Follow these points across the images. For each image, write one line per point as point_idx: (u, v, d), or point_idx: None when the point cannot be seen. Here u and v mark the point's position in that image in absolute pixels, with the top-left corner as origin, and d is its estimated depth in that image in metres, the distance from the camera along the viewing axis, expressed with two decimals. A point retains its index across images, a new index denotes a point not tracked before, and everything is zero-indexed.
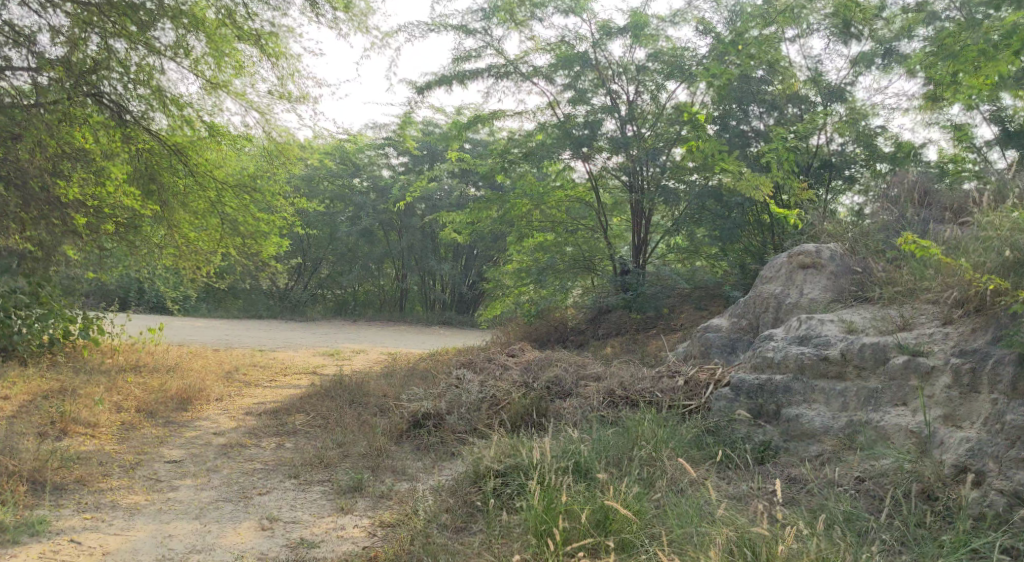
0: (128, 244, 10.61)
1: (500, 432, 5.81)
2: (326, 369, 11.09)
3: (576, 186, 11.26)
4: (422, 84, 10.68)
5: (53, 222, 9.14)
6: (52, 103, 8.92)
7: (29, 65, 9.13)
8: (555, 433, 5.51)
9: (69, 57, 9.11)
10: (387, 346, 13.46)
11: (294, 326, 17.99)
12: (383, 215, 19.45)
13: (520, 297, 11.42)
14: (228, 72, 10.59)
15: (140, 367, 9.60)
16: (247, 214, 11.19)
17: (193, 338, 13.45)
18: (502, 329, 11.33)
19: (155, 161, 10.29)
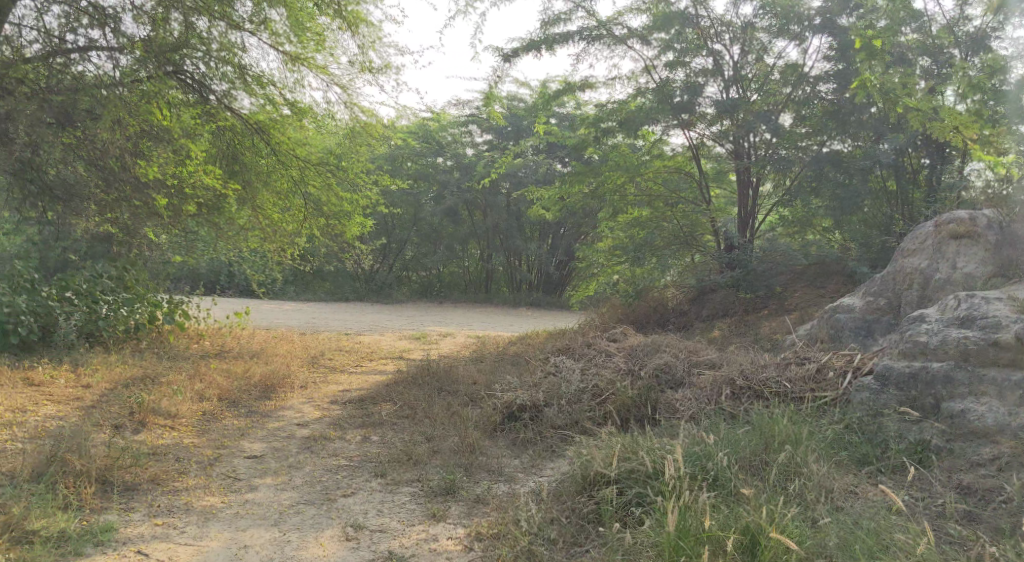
0: (212, 225, 10.37)
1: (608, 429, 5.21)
2: (413, 353, 10.66)
3: (673, 156, 10.66)
4: (509, 52, 10.06)
5: (134, 204, 9.20)
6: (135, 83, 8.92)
7: (111, 46, 8.93)
8: (672, 432, 4.89)
9: (153, 36, 8.92)
10: (474, 329, 13.00)
11: (382, 310, 17.53)
12: (467, 193, 19.05)
13: (615, 277, 10.74)
14: (312, 49, 10.27)
15: (224, 353, 9.31)
16: (331, 194, 10.70)
17: (280, 321, 13.24)
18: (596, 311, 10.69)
19: (237, 140, 10.06)
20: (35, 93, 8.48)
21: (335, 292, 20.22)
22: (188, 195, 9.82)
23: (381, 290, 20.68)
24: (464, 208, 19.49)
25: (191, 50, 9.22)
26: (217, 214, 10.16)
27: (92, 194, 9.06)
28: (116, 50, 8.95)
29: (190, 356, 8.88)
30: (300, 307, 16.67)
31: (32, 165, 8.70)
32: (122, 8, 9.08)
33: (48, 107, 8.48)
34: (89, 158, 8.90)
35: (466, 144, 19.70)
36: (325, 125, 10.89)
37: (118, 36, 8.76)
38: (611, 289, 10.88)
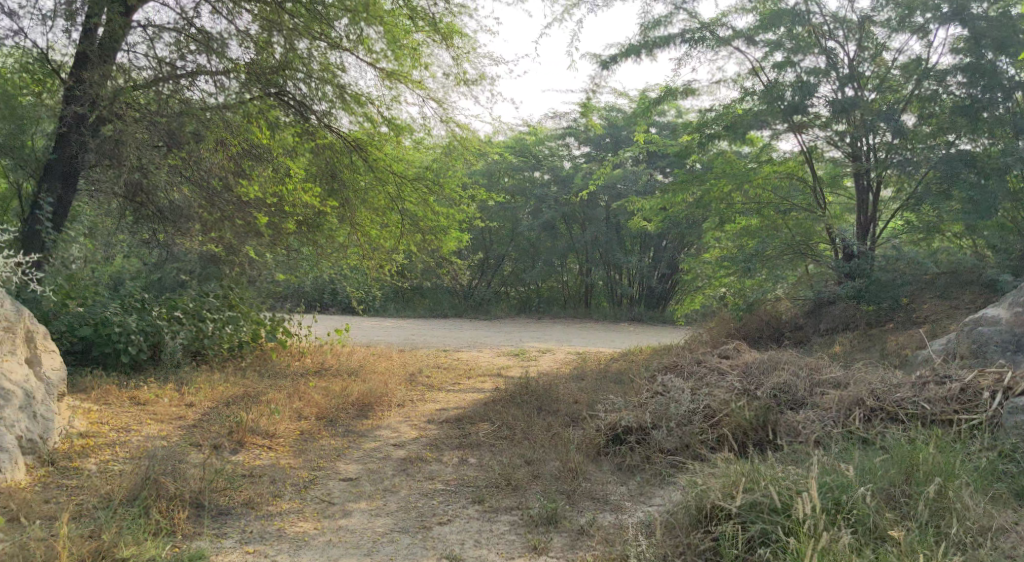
0: (312, 244, 10.25)
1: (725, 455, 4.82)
2: (512, 371, 10.39)
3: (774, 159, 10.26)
4: (607, 58, 9.80)
5: (236, 223, 9.32)
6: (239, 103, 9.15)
7: (217, 69, 9.08)
8: (799, 460, 4.46)
9: (258, 62, 9.16)
10: (575, 344, 12.67)
11: (482, 326, 17.36)
12: (565, 207, 18.78)
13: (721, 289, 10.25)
14: (405, 58, 10.10)
15: (324, 371, 9.24)
16: (427, 208, 10.55)
17: (379, 338, 13.20)
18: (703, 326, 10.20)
19: (336, 158, 10.04)
20: (145, 119, 8.63)
21: (435, 309, 20.20)
22: (289, 213, 9.88)
23: (480, 306, 20.56)
24: (562, 222, 19.28)
25: (294, 71, 9.31)
26: (317, 231, 10.19)
27: (196, 216, 9.12)
28: (222, 75, 9.09)
29: (291, 374, 8.82)
30: (400, 323, 16.66)
31: (144, 192, 8.93)
32: (228, 34, 9.27)
33: (155, 129, 8.66)
34: (194, 180, 9.04)
35: (563, 157, 19.46)
36: (423, 142, 10.82)
37: (223, 58, 8.92)
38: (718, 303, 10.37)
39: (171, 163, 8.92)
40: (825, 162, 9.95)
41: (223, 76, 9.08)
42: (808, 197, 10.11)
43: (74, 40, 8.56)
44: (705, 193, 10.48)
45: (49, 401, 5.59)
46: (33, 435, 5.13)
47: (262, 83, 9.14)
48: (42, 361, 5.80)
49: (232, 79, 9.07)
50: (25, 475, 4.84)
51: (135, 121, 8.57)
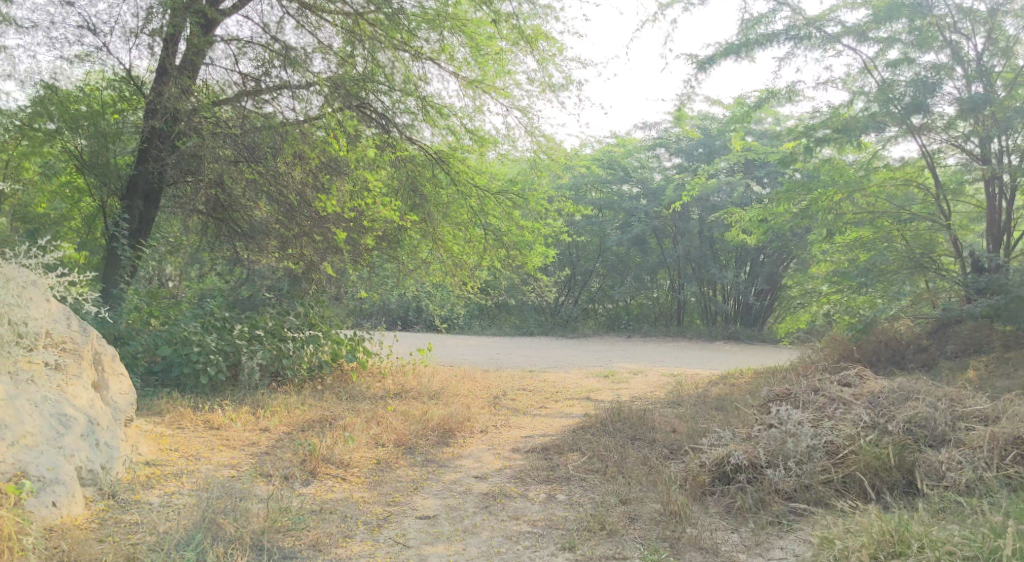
0: (394, 260, 10.00)
1: (862, 511, 4.17)
2: (601, 394, 9.78)
3: (890, 167, 9.58)
4: (703, 59, 9.37)
5: (314, 239, 8.95)
6: (315, 119, 8.89)
7: (298, 82, 8.73)
8: (955, 525, 3.82)
9: (340, 74, 8.91)
10: (669, 365, 11.95)
11: (570, 344, 16.78)
12: (656, 220, 18.11)
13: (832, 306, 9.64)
14: (489, 65, 9.71)
15: (405, 393, 8.81)
16: (510, 222, 10.17)
17: (463, 358, 12.76)
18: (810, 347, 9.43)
19: (418, 172, 9.66)
20: (224, 135, 8.40)
21: (521, 326, 19.78)
22: (368, 228, 9.29)
23: (568, 323, 20.05)
24: (652, 236, 18.58)
25: (376, 84, 9.07)
26: (399, 247, 9.94)
27: (275, 231, 8.82)
28: (308, 89, 8.78)
29: (369, 397, 8.39)
30: (485, 342, 16.20)
31: (225, 208, 8.73)
32: (312, 49, 8.97)
33: (232, 144, 8.42)
34: (274, 196, 8.68)
35: (654, 169, 18.81)
36: (509, 154, 10.39)
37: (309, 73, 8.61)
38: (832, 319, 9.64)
39: (247, 177, 8.57)
40: (949, 167, 9.18)
41: (305, 89, 8.75)
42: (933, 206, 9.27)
43: (154, 56, 8.42)
44: (814, 204, 9.72)
45: (116, 427, 5.31)
46: (93, 467, 4.77)
47: (346, 99, 8.85)
48: (110, 384, 5.51)
49: (320, 93, 8.79)
50: (83, 509, 4.50)
51: (212, 135, 8.36)
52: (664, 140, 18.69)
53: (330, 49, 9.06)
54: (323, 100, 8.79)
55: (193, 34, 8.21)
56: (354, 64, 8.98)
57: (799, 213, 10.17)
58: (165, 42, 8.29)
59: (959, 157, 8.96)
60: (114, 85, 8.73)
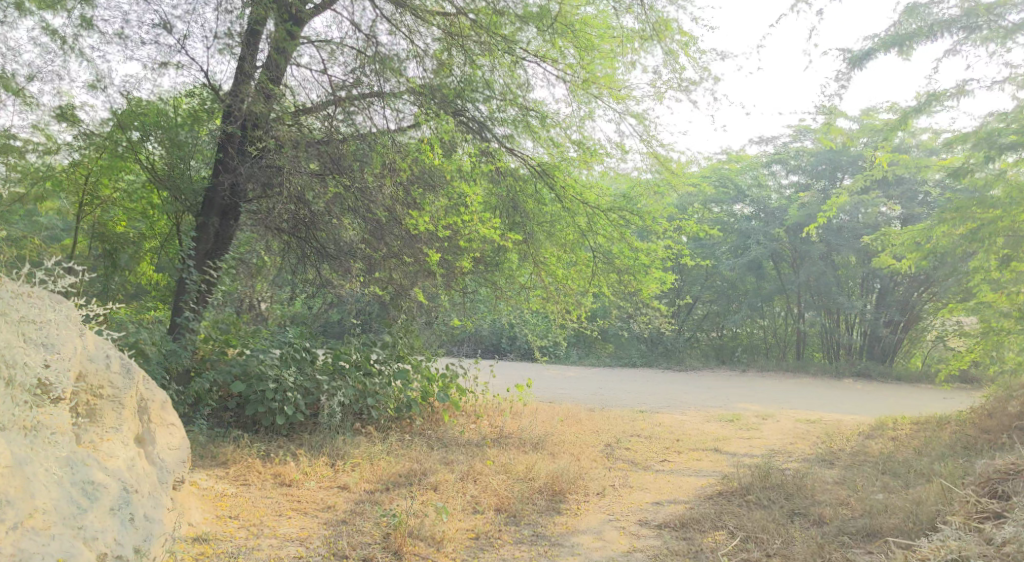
0: (489, 284, 8.83)
1: None
2: (731, 447, 8.41)
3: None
4: (861, 53, 8.57)
5: (406, 262, 7.77)
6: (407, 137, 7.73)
7: (383, 91, 7.62)
8: None
9: (436, 82, 8.00)
10: (802, 412, 10.45)
11: (677, 378, 15.38)
12: (775, 242, 16.66)
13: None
14: (599, 60, 8.57)
15: (504, 440, 7.62)
16: (623, 243, 8.96)
17: (563, 394, 11.51)
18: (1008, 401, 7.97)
19: (519, 187, 8.68)
20: (300, 143, 7.38)
21: (623, 356, 18.46)
22: (465, 249, 8.17)
23: (673, 354, 18.57)
24: (769, 261, 17.24)
25: (476, 92, 8.22)
26: (496, 270, 8.80)
27: (361, 254, 7.73)
28: (402, 97, 7.68)
29: (464, 446, 7.26)
30: (586, 374, 14.94)
31: (307, 226, 7.66)
32: (406, 54, 7.91)
33: (314, 144, 7.47)
34: (359, 210, 7.56)
35: (770, 187, 17.35)
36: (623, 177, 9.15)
37: (404, 84, 7.63)
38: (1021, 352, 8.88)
39: (330, 192, 7.50)
40: None
41: (401, 91, 7.64)
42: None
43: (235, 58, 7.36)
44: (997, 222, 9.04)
45: (161, 494, 4.29)
46: (122, 552, 3.79)
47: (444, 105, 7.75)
48: (156, 439, 4.47)
49: (414, 101, 7.71)
50: None
51: (293, 144, 7.34)
52: (782, 155, 17.26)
53: (426, 55, 8.03)
54: (415, 107, 7.71)
55: (277, 32, 7.31)
56: (451, 73, 8.06)
57: (958, 234, 9.53)
58: (246, 38, 7.34)
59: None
60: (193, 92, 7.59)
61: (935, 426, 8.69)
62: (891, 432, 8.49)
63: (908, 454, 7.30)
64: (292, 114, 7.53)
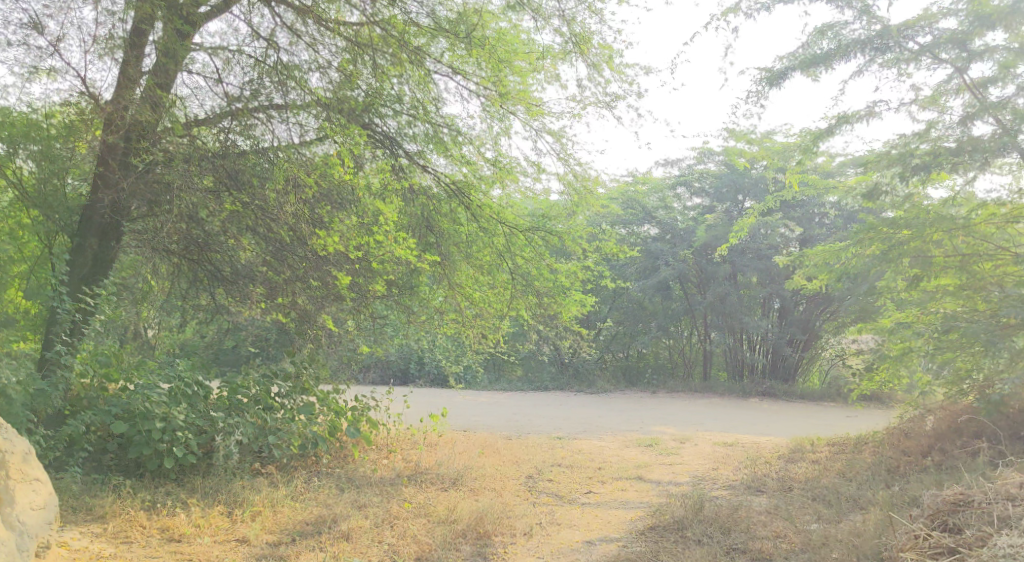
0: (402, 307, 8.27)
1: None
2: (655, 474, 8.11)
3: (989, 203, 9.01)
4: (777, 72, 8.50)
5: (312, 286, 7.20)
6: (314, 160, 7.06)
7: (286, 102, 7.18)
8: None
9: (337, 91, 7.28)
10: (720, 436, 10.30)
11: (589, 402, 15.11)
12: (682, 264, 16.67)
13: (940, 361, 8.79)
14: (515, 74, 8.22)
15: (420, 476, 7.12)
16: (541, 264, 8.62)
17: (478, 422, 11.06)
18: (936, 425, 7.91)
19: (433, 207, 8.33)
20: (193, 158, 6.67)
21: (533, 381, 18.12)
22: (377, 271, 7.59)
23: (583, 377, 18.35)
24: (676, 282, 17.27)
25: (384, 107, 7.77)
26: (410, 293, 8.25)
27: (263, 278, 7.08)
28: (304, 110, 7.18)
29: (377, 486, 6.70)
30: (497, 399, 14.51)
31: (199, 247, 6.94)
32: (310, 65, 7.40)
33: (209, 158, 6.75)
34: (260, 230, 6.96)
35: (676, 208, 17.42)
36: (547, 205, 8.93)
37: (308, 96, 7.16)
38: (935, 369, 8.91)
39: (225, 211, 6.79)
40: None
41: (307, 104, 7.17)
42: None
43: (118, 64, 6.64)
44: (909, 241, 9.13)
45: None
46: None
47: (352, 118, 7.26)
48: None
49: (318, 115, 7.20)
50: None
51: (186, 159, 6.65)
52: (687, 176, 17.36)
53: (330, 67, 7.51)
54: (319, 122, 7.26)
55: (166, 36, 6.66)
56: (357, 92, 7.54)
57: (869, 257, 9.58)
58: (129, 41, 6.66)
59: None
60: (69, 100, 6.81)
61: (854, 447, 8.62)
62: (811, 455, 8.37)
63: (833, 479, 7.15)
64: (184, 125, 6.82)
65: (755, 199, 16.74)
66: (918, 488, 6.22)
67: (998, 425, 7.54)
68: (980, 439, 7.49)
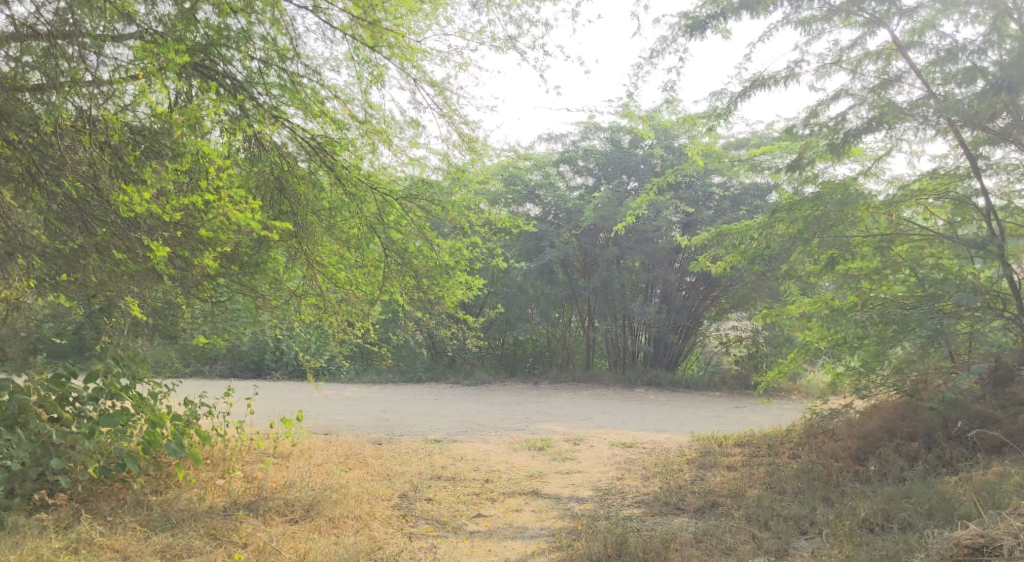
0: (247, 291, 6.73)
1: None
2: (552, 487, 6.89)
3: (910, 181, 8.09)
4: (691, 22, 7.39)
5: (114, 260, 5.45)
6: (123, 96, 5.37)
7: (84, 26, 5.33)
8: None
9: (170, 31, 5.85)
10: (617, 436, 9.23)
11: (467, 396, 13.81)
12: (566, 246, 15.60)
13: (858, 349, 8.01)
14: (385, 7, 6.70)
15: (261, 506, 5.71)
16: (419, 241, 7.25)
17: (342, 423, 9.57)
18: (862, 427, 7.06)
19: (288, 166, 6.73)
20: None
21: (406, 372, 16.67)
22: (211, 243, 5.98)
23: (459, 367, 17.03)
24: (560, 266, 16.19)
25: (232, 50, 6.29)
26: (256, 273, 6.66)
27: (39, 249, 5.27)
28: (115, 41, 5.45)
29: (207, 531, 5.17)
30: (366, 393, 13.00)
31: None
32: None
33: None
34: (41, 183, 5.18)
35: (559, 187, 16.27)
36: (422, 186, 7.41)
37: (121, 23, 5.46)
38: (852, 360, 8.09)
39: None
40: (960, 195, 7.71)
41: (123, 34, 5.49)
42: (965, 224, 7.70)
43: None
44: (840, 216, 7.89)
45: None
46: None
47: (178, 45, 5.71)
48: None
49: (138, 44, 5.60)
50: None
51: None
52: (570, 154, 16.22)
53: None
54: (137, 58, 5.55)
55: None
56: (194, 36, 6.06)
57: (774, 240, 8.39)
58: None
59: (1000, 178, 7.52)
60: None
61: (769, 448, 7.61)
62: (725, 459, 7.34)
63: (761, 491, 6.10)
64: None
65: (642, 179, 15.78)
66: (869, 507, 5.26)
67: (934, 424, 6.67)
68: (916, 441, 6.63)
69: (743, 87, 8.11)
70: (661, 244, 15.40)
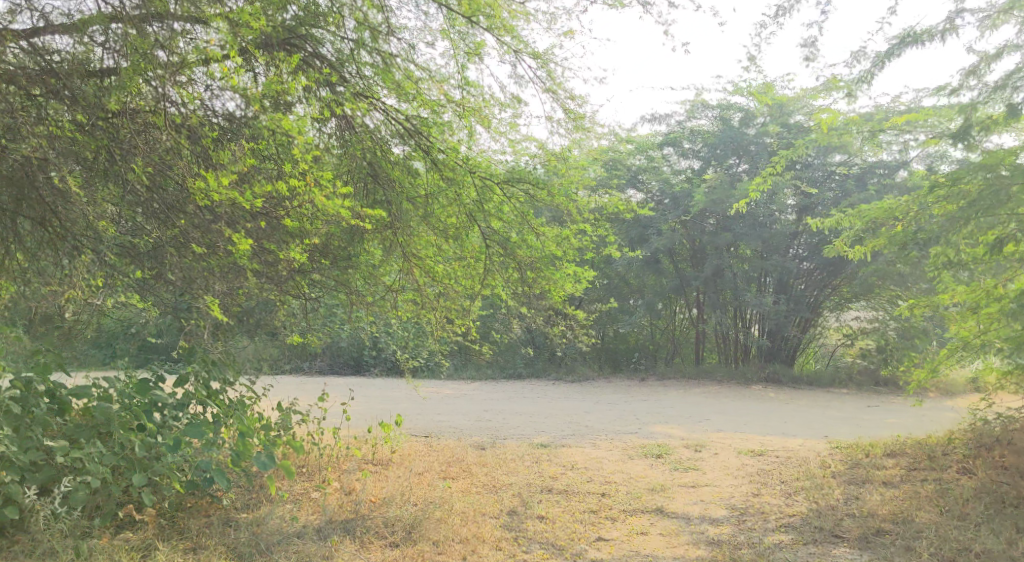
0: (340, 287, 6.18)
1: None
2: (680, 504, 6.11)
3: None
4: None
5: (195, 255, 4.94)
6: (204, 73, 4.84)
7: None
8: None
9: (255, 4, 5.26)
10: (742, 442, 8.34)
11: (572, 393, 13.11)
12: (674, 234, 14.68)
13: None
14: None
15: (357, 528, 5.12)
16: (523, 229, 6.55)
17: (443, 426, 9.00)
18: None
19: (382, 150, 6.15)
20: (18, 79, 4.64)
21: (506, 367, 16.06)
22: (299, 235, 5.43)
23: (562, 362, 16.34)
24: (667, 255, 15.28)
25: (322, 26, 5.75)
26: (348, 267, 6.09)
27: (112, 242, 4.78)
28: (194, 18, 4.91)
29: (300, 558, 4.66)
30: (466, 391, 12.45)
31: (37, 198, 4.68)
32: None
33: (38, 72, 4.69)
34: (116, 173, 4.71)
35: (665, 171, 15.33)
36: (522, 172, 6.67)
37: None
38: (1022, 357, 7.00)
39: (47, 133, 4.61)
40: None
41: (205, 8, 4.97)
42: None
43: None
44: (1022, 191, 6.54)
45: None
46: None
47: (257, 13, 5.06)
48: None
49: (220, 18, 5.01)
50: None
51: None
52: (676, 135, 15.25)
53: None
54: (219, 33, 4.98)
55: None
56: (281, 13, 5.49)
57: (923, 221, 7.39)
58: None
59: None
60: None
61: (929, 460, 6.61)
62: (878, 473, 6.39)
63: (934, 515, 5.19)
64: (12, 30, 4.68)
65: (754, 160, 14.64)
66: None
67: None
68: None
69: (889, 46, 7.04)
70: (777, 229, 14.29)
